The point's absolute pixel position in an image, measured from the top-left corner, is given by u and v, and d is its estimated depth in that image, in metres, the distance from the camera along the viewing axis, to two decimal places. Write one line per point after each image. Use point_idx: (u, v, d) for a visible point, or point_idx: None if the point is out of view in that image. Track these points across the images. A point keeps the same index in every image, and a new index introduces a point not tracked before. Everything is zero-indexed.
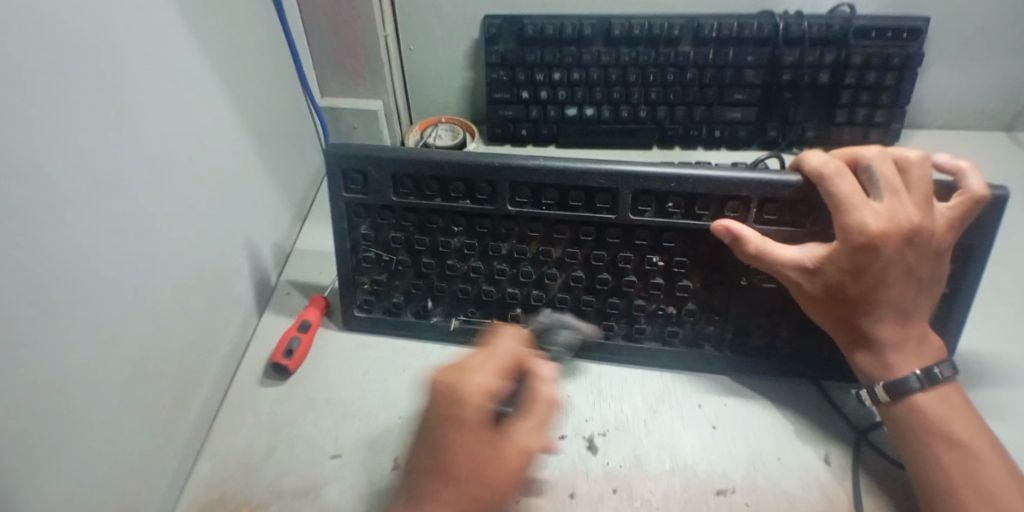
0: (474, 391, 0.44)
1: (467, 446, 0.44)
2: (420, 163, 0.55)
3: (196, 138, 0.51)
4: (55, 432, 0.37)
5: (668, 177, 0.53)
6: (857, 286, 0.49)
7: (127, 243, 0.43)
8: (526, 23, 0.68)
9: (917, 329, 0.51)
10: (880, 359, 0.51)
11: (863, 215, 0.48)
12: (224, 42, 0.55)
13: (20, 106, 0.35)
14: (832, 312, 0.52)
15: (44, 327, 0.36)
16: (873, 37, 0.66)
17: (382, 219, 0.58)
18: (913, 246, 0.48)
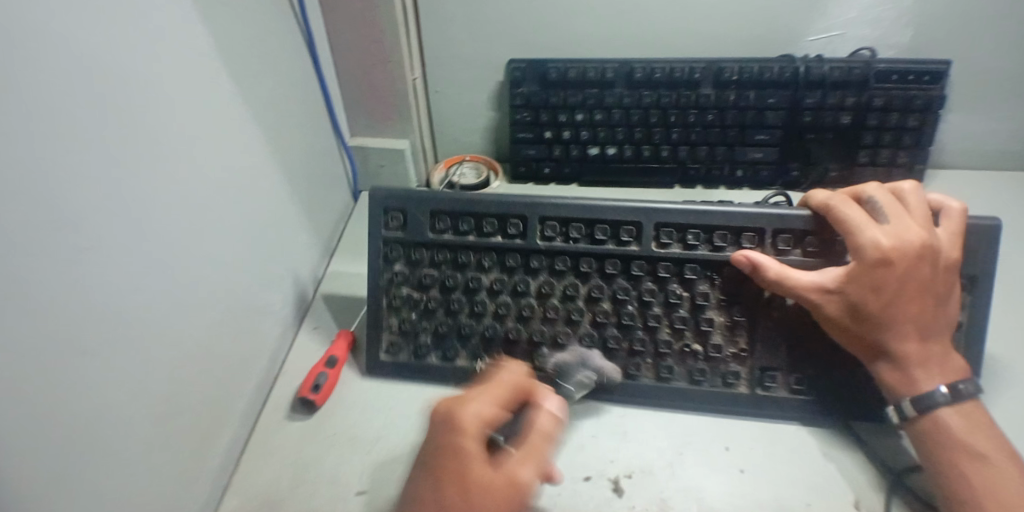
0: (474, 420, 0.44)
1: (466, 476, 0.42)
2: (457, 201, 0.59)
3: (231, 177, 0.53)
4: (85, 466, 0.38)
5: (688, 211, 0.57)
6: (879, 301, 0.51)
7: (162, 277, 0.45)
8: (549, 67, 0.70)
9: (939, 348, 0.52)
10: (906, 374, 0.51)
11: (873, 233, 0.52)
12: (260, 86, 0.57)
13: (58, 150, 0.36)
14: (856, 335, 0.52)
15: (78, 362, 0.37)
16: (894, 80, 0.67)
17: (415, 257, 0.59)
18: (925, 260, 0.51)
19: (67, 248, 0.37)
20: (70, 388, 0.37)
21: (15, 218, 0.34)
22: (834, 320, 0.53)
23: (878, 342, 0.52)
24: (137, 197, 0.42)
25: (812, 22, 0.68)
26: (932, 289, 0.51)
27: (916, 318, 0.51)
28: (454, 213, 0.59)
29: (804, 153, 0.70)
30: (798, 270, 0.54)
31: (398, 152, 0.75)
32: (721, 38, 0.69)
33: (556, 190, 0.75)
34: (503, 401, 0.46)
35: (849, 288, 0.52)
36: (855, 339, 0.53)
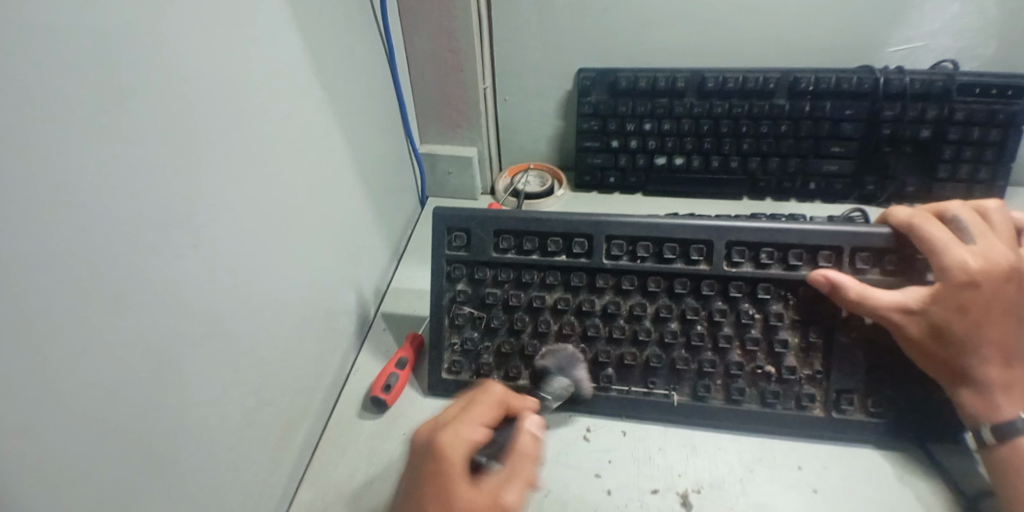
0: (461, 444, 0.43)
1: (454, 500, 0.41)
2: (522, 220, 0.59)
3: (314, 179, 0.55)
4: (179, 449, 0.40)
5: (761, 230, 0.56)
6: (961, 323, 0.50)
7: (253, 275, 0.47)
8: (619, 76, 0.70)
9: (1019, 374, 0.50)
10: (987, 399, 0.50)
11: (960, 253, 0.50)
12: (343, 93, 0.59)
13: (167, 150, 0.38)
14: (935, 358, 0.51)
15: (181, 352, 0.40)
16: (977, 93, 0.64)
17: (478, 275, 0.60)
18: (1010, 283, 0.49)
19: (175, 245, 0.39)
20: (168, 377, 0.39)
21: (128, 215, 0.36)
22: (911, 340, 0.51)
23: (958, 366, 0.50)
24: (235, 201, 0.45)
25: (893, 33, 0.66)
26: (1011, 314, 0.50)
27: (998, 340, 0.50)
28: (519, 231, 0.59)
29: (883, 168, 0.68)
30: (879, 291, 0.52)
31: (466, 159, 0.76)
32: (796, 47, 0.68)
33: (621, 199, 0.75)
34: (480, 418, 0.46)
35: (930, 309, 0.50)
36: (932, 362, 0.51)
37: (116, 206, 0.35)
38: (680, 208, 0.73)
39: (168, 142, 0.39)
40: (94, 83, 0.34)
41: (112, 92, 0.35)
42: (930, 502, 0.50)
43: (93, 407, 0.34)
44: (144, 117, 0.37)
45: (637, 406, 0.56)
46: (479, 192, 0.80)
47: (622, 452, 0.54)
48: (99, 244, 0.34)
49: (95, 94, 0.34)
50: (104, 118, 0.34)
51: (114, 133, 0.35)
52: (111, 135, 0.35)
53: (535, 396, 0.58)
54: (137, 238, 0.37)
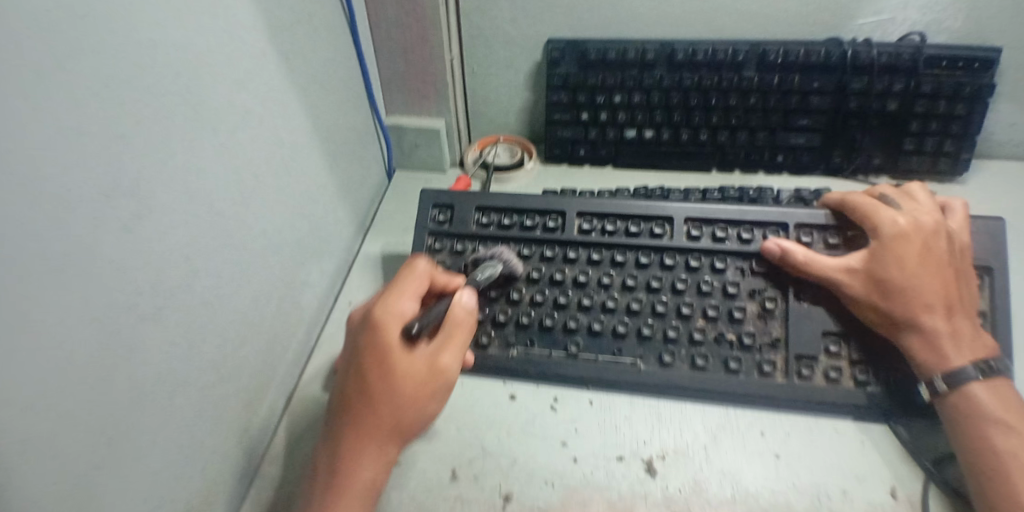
0: (393, 315, 0.48)
1: (389, 359, 0.46)
2: (503, 198, 0.62)
3: (272, 147, 0.53)
4: (134, 424, 0.39)
5: (717, 209, 0.59)
6: (903, 274, 0.52)
7: (210, 245, 0.45)
8: (589, 47, 0.69)
9: (967, 325, 0.51)
10: (936, 348, 0.50)
11: (888, 215, 0.55)
12: (301, 59, 0.57)
13: (115, 114, 0.36)
14: (884, 312, 0.52)
15: (133, 326, 0.38)
16: (943, 66, 0.65)
17: (459, 247, 0.60)
18: (940, 238, 0.53)
19: (127, 215, 0.37)
20: (121, 352, 0.37)
21: (78, 187, 0.34)
22: (861, 298, 0.53)
23: (908, 317, 0.51)
24: (190, 170, 0.43)
25: (862, 5, 0.66)
26: (951, 267, 0.52)
27: (944, 291, 0.51)
28: (500, 209, 0.62)
29: (850, 141, 0.69)
30: (826, 258, 0.55)
31: (434, 131, 0.75)
32: (769, 19, 0.67)
33: (591, 172, 0.75)
34: (409, 292, 0.50)
35: (873, 265, 0.53)
36: (883, 318, 0.52)
37: (63, 181, 0.33)
38: (650, 181, 0.73)
39: (118, 111, 0.36)
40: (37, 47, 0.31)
41: (59, 56, 0.33)
42: (886, 464, 0.51)
43: (43, 391, 0.32)
44: (93, 81, 0.35)
45: (606, 374, 0.55)
46: (447, 164, 0.79)
47: (588, 421, 0.54)
48: (40, 222, 0.32)
49: (31, 59, 0.31)
50: (45, 87, 0.32)
51: (56, 102, 0.33)
52: (54, 104, 0.32)
53: (504, 363, 0.57)
54: (89, 212, 0.35)
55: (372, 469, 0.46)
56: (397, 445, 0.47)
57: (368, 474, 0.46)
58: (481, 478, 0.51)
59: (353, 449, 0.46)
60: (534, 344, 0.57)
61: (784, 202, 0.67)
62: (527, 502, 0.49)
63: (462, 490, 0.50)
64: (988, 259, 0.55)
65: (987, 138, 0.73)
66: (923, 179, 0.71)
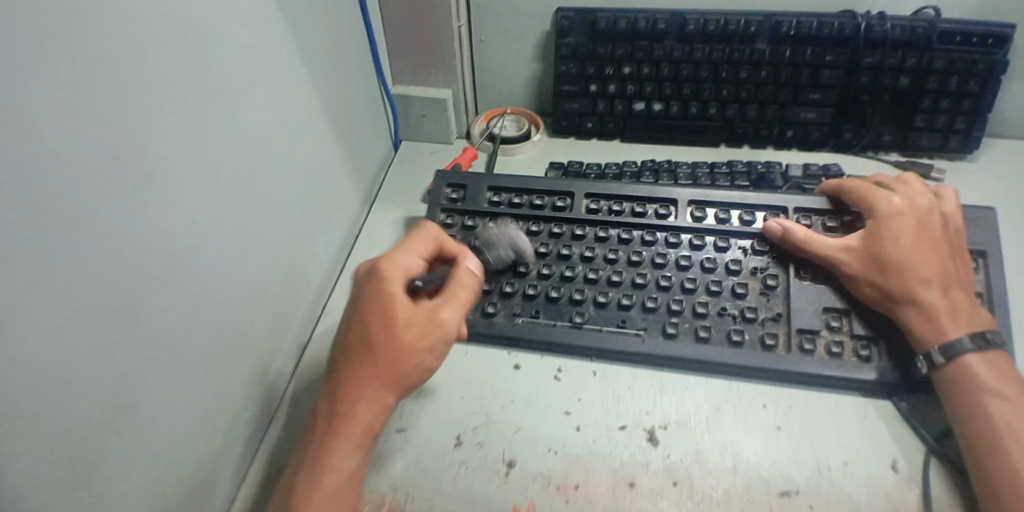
0: (399, 269, 0.49)
1: (392, 310, 0.47)
2: (514, 180, 0.65)
3: (279, 113, 0.53)
4: (143, 384, 0.39)
5: (716, 193, 0.62)
6: (898, 250, 0.53)
7: (216, 209, 0.45)
8: (599, 17, 0.68)
9: (964, 300, 0.52)
10: (933, 321, 0.51)
11: (882, 198, 0.57)
12: (308, 25, 0.56)
13: (119, 72, 0.36)
14: (881, 286, 0.53)
15: (141, 287, 0.38)
16: (957, 42, 0.64)
17: (470, 223, 0.63)
18: (932, 219, 0.55)
19: (134, 176, 0.37)
20: (129, 313, 0.37)
21: (86, 144, 0.34)
22: (858, 274, 0.54)
23: (904, 290, 0.52)
24: (196, 132, 0.42)
25: None
26: (944, 246, 0.54)
27: (939, 266, 0.53)
28: (511, 190, 0.64)
29: (860, 117, 0.68)
30: (825, 239, 0.57)
31: (442, 102, 0.74)
32: None
33: (599, 145, 0.75)
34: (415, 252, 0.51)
35: (868, 244, 0.55)
36: (880, 292, 0.53)
37: (69, 138, 0.33)
38: (657, 155, 0.72)
39: (124, 68, 0.36)
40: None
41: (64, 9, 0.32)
42: (888, 438, 0.51)
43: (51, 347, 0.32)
44: (98, 37, 0.34)
45: (611, 346, 0.55)
46: (454, 136, 0.78)
47: (591, 391, 0.54)
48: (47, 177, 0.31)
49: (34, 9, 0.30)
50: (49, 41, 0.31)
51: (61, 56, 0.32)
52: (60, 58, 0.32)
53: (508, 332, 0.57)
54: (97, 170, 0.34)
55: (369, 414, 0.46)
56: (395, 392, 0.48)
57: (365, 419, 0.46)
58: (485, 445, 0.51)
59: (351, 395, 0.46)
60: (539, 314, 0.57)
61: (793, 178, 0.67)
62: (530, 469, 0.50)
63: (467, 456, 0.51)
64: (981, 241, 0.57)
65: (999, 118, 0.72)
66: (932, 157, 0.70)
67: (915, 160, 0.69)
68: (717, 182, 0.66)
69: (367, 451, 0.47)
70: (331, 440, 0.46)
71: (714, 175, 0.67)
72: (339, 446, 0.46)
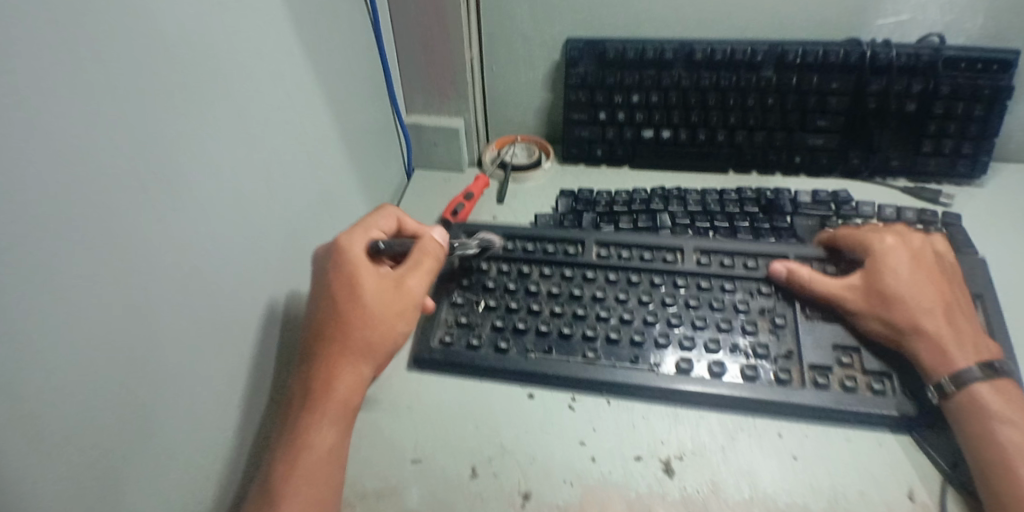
0: (361, 237, 0.54)
1: (359, 274, 0.51)
2: (526, 230, 0.66)
3: (297, 146, 0.54)
4: (161, 415, 0.39)
5: (723, 244, 0.63)
6: (899, 282, 0.55)
7: (234, 242, 0.46)
8: (608, 47, 0.69)
9: (967, 328, 0.53)
10: (940, 350, 0.52)
11: (877, 236, 0.59)
12: (326, 59, 0.58)
13: (143, 110, 0.36)
14: (885, 318, 0.54)
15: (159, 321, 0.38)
16: (963, 68, 0.64)
17: (483, 267, 0.63)
18: (926, 254, 0.57)
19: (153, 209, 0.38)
20: (148, 348, 0.38)
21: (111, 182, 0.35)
22: (862, 308, 0.55)
23: (908, 321, 0.53)
24: (215, 165, 0.43)
25: (881, 6, 0.65)
26: (941, 278, 0.56)
27: (939, 297, 0.54)
28: (522, 238, 0.65)
29: (868, 142, 0.69)
30: (828, 278, 0.58)
31: (454, 130, 0.75)
32: (787, 20, 0.67)
33: (609, 172, 0.75)
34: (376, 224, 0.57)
35: (869, 278, 0.57)
36: (885, 324, 0.54)
37: (96, 175, 0.34)
38: (666, 182, 0.73)
39: (146, 106, 0.37)
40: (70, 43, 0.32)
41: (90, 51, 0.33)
42: (905, 467, 0.50)
43: (73, 380, 0.33)
44: (124, 80, 0.35)
45: (626, 381, 0.55)
46: (466, 164, 0.79)
47: (606, 421, 0.54)
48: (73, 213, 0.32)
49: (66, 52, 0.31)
50: (80, 81, 0.32)
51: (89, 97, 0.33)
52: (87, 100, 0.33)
53: (521, 368, 0.56)
54: (122, 207, 0.35)
55: (348, 387, 0.49)
56: (371, 362, 0.50)
57: (344, 390, 0.48)
58: (501, 476, 0.51)
59: (328, 367, 0.48)
60: (553, 351, 0.57)
61: (802, 204, 0.67)
62: (546, 500, 0.50)
63: (483, 486, 0.51)
64: (978, 287, 0.58)
65: (1006, 141, 0.72)
66: (940, 181, 0.71)
67: (923, 186, 0.70)
68: (726, 208, 0.67)
69: (348, 425, 0.48)
70: (310, 414, 0.47)
71: (723, 202, 0.68)
72: (319, 419, 0.47)
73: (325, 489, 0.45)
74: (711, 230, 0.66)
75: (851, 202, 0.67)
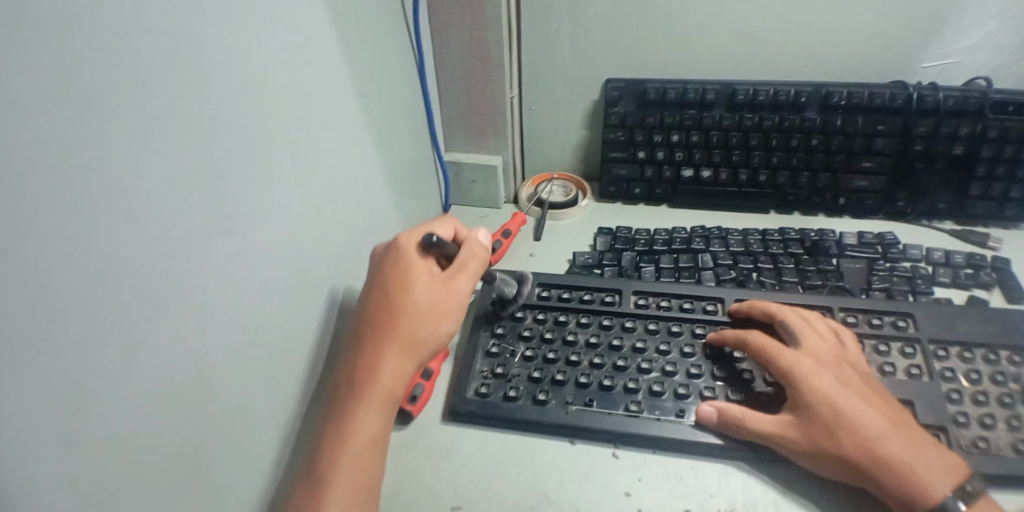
0: (415, 239, 0.53)
1: (409, 277, 0.51)
2: (565, 278, 0.65)
3: (344, 186, 0.54)
4: (193, 454, 0.39)
5: (765, 294, 0.61)
6: (834, 412, 0.48)
7: (278, 281, 0.46)
8: (648, 87, 0.69)
9: (925, 445, 0.47)
10: (906, 481, 0.46)
11: (786, 354, 0.53)
12: (374, 99, 0.58)
13: (193, 148, 0.37)
14: (837, 455, 0.48)
15: (196, 358, 0.38)
16: (1012, 111, 0.63)
17: (519, 315, 0.62)
18: (846, 366, 0.52)
19: (199, 246, 0.38)
20: (184, 389, 0.37)
21: (157, 221, 0.34)
22: (806, 448, 0.49)
23: (869, 457, 0.47)
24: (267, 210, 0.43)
25: (927, 49, 0.65)
26: (871, 392, 0.50)
27: (882, 414, 0.48)
28: (559, 286, 0.64)
29: (913, 184, 0.68)
30: (757, 415, 0.51)
31: (492, 167, 0.75)
32: (830, 63, 0.67)
33: (646, 210, 0.75)
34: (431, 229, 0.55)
35: (801, 410, 0.50)
36: (842, 461, 0.48)
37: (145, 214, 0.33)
38: (706, 221, 0.73)
39: (196, 145, 0.37)
40: (125, 84, 0.32)
41: (144, 90, 0.33)
42: None
43: (107, 419, 0.32)
44: (175, 120, 0.35)
45: (674, 436, 0.53)
46: (503, 201, 0.79)
47: (653, 471, 0.53)
48: (121, 250, 0.32)
49: (120, 94, 0.32)
50: (132, 120, 0.32)
51: (142, 136, 0.33)
52: (141, 141, 0.33)
53: (563, 421, 0.55)
54: (168, 243, 0.35)
55: (394, 380, 0.48)
56: (416, 359, 0.50)
57: (387, 384, 0.48)
58: None
59: (371, 361, 0.48)
60: (594, 403, 0.55)
61: (848, 246, 0.66)
62: None
63: None
64: None
65: None
66: (989, 225, 0.69)
67: (971, 230, 0.69)
68: (771, 249, 0.66)
69: (388, 421, 0.48)
70: (358, 403, 0.47)
71: (766, 243, 0.68)
72: (365, 409, 0.47)
73: (370, 473, 0.46)
74: (755, 271, 0.65)
75: (898, 244, 0.66)
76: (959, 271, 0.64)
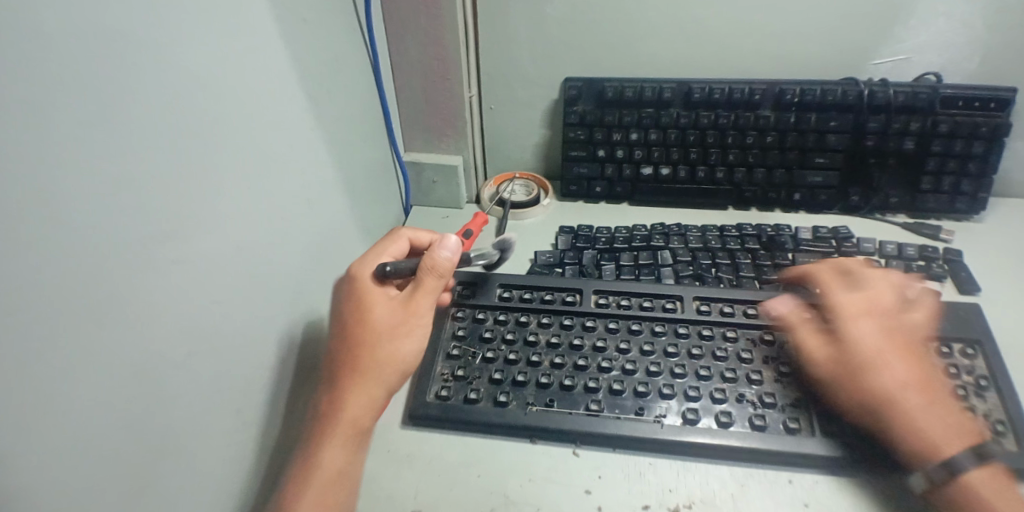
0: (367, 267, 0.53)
1: (367, 304, 0.51)
2: (526, 278, 0.64)
3: (298, 188, 0.53)
4: (149, 467, 0.37)
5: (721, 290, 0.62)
6: (867, 355, 0.52)
7: (236, 288, 0.44)
8: (606, 86, 0.69)
9: (945, 404, 0.49)
10: (915, 430, 0.48)
11: (846, 295, 0.57)
12: (327, 101, 0.57)
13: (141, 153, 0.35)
14: (856, 393, 0.51)
15: (152, 371, 0.37)
16: (960, 106, 0.65)
17: (479, 316, 0.62)
18: (899, 320, 0.55)
19: (152, 251, 0.36)
20: (138, 402, 0.36)
21: (105, 229, 0.33)
22: (833, 380, 0.53)
23: (887, 402, 0.50)
24: (222, 216, 0.43)
25: (878, 46, 0.66)
26: (910, 347, 0.53)
27: (909, 368, 0.51)
28: (520, 286, 0.64)
29: (866, 179, 0.69)
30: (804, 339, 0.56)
31: (452, 168, 0.75)
32: (783, 60, 0.68)
33: (607, 209, 0.75)
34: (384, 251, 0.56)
35: (840, 347, 0.54)
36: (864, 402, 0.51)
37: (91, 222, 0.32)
38: (666, 219, 0.73)
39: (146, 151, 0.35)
40: (65, 90, 0.30)
41: (88, 96, 0.32)
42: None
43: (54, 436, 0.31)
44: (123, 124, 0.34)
45: (634, 434, 0.53)
46: (464, 201, 0.79)
47: (612, 469, 0.53)
48: (73, 260, 0.31)
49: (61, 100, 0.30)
50: (77, 128, 0.31)
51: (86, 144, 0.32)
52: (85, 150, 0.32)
53: (524, 423, 0.54)
54: (118, 252, 0.34)
55: (362, 408, 0.48)
56: (384, 387, 0.49)
57: (356, 414, 0.47)
58: None
59: (339, 393, 0.48)
60: (553, 404, 0.55)
61: (803, 241, 0.67)
62: None
63: None
64: (978, 332, 0.57)
65: (1004, 178, 0.73)
66: (940, 218, 0.71)
67: (923, 222, 0.70)
68: (728, 244, 0.67)
69: (357, 454, 0.48)
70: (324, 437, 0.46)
71: (724, 239, 0.68)
72: (330, 441, 0.46)
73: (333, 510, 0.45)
74: (713, 267, 0.65)
75: (851, 238, 0.68)
76: (911, 263, 0.65)
